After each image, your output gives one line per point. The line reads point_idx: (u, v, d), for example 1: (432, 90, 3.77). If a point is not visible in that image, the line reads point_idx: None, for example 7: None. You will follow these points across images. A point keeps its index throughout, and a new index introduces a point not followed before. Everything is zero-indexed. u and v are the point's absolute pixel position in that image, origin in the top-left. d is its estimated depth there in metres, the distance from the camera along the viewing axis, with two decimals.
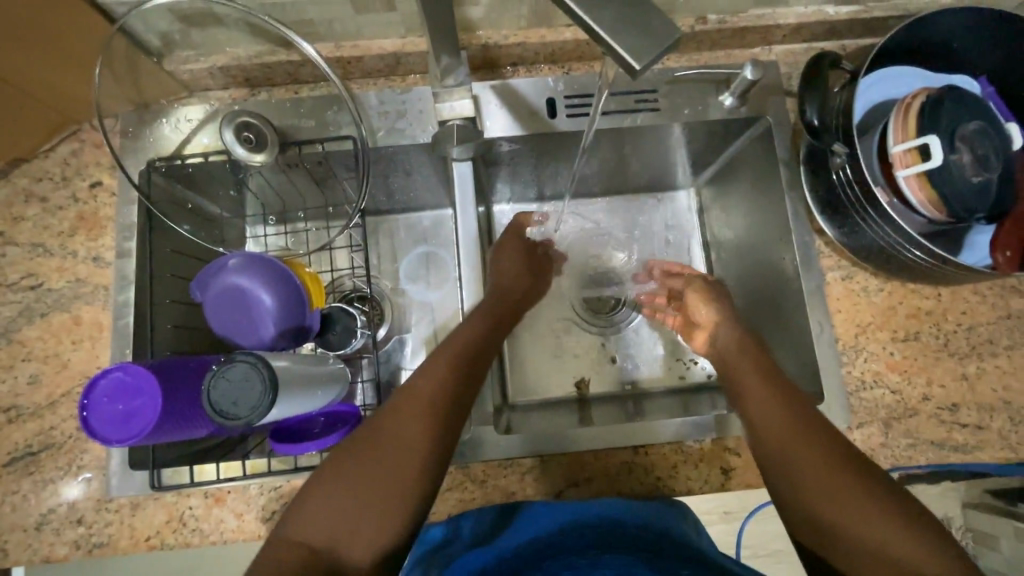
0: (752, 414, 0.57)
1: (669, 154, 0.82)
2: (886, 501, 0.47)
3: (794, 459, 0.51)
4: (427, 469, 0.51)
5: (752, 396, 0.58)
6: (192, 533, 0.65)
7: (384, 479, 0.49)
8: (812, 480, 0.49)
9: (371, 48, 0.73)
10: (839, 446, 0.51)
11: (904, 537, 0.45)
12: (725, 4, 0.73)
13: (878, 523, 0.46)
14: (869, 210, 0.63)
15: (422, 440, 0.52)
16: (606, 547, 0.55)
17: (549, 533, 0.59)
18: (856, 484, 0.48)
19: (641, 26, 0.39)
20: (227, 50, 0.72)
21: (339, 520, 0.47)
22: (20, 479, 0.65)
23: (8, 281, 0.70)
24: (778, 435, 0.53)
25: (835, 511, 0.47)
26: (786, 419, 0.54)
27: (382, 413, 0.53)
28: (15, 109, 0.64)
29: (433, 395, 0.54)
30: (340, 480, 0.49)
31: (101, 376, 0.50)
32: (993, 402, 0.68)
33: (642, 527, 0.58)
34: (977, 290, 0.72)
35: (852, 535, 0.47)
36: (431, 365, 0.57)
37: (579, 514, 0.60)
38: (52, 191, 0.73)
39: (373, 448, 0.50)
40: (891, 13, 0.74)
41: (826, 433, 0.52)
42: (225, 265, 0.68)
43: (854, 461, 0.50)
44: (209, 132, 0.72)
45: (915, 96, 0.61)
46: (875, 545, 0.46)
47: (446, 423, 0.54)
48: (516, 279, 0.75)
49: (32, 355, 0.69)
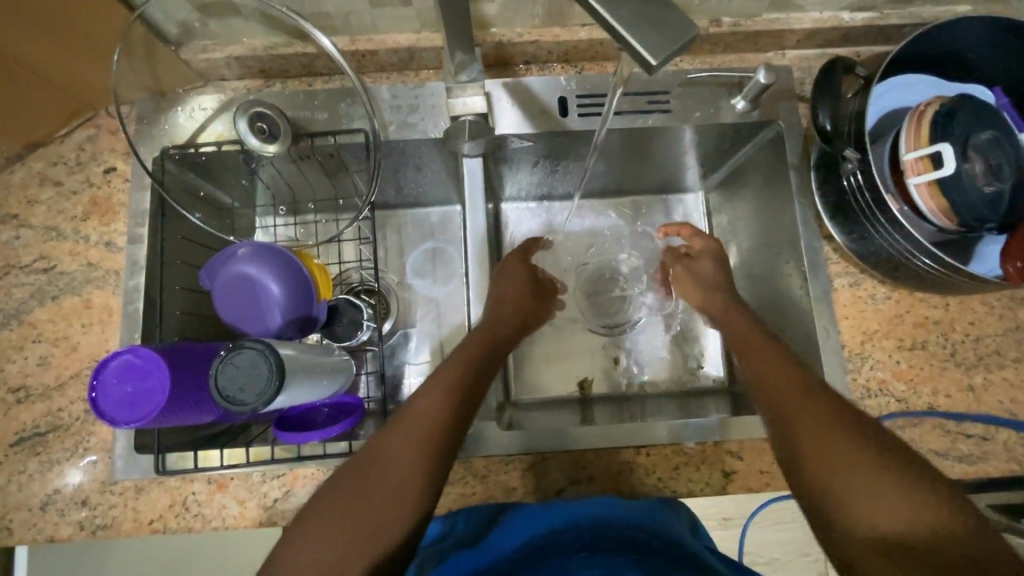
0: (757, 387, 0.56)
1: (678, 158, 0.83)
2: (891, 474, 0.44)
3: (796, 432, 0.50)
4: (428, 478, 0.51)
5: (757, 357, 0.59)
6: (195, 518, 0.65)
7: (385, 493, 0.49)
8: (810, 449, 0.48)
9: (385, 42, 0.73)
10: (846, 416, 0.49)
11: (910, 514, 0.42)
12: (740, 8, 0.73)
13: (880, 497, 0.43)
14: (879, 216, 0.62)
15: (426, 447, 0.52)
16: (594, 549, 0.51)
17: (540, 532, 0.56)
18: (859, 454, 0.46)
19: (662, 22, 0.39)
20: (245, 41, 0.73)
21: (336, 540, 0.46)
22: (26, 459, 0.66)
23: (22, 263, 0.71)
24: (777, 386, 0.54)
25: (830, 476, 0.46)
26: (791, 388, 0.53)
27: (383, 435, 0.53)
28: (32, 93, 0.65)
29: (434, 411, 0.55)
30: (340, 500, 0.49)
31: (111, 358, 0.50)
32: (998, 415, 0.68)
33: (637, 526, 0.55)
34: (986, 301, 0.71)
35: (853, 511, 0.44)
36: (433, 382, 0.58)
37: (572, 516, 0.57)
38: (67, 175, 0.73)
39: (373, 465, 0.51)
40: (906, 22, 0.74)
41: (831, 402, 0.50)
42: (236, 254, 0.68)
43: (860, 432, 0.47)
44: (224, 120, 0.73)
45: (928, 103, 0.61)
46: (877, 523, 0.43)
47: (449, 434, 0.54)
48: (519, 301, 0.74)
49: (43, 336, 0.69)
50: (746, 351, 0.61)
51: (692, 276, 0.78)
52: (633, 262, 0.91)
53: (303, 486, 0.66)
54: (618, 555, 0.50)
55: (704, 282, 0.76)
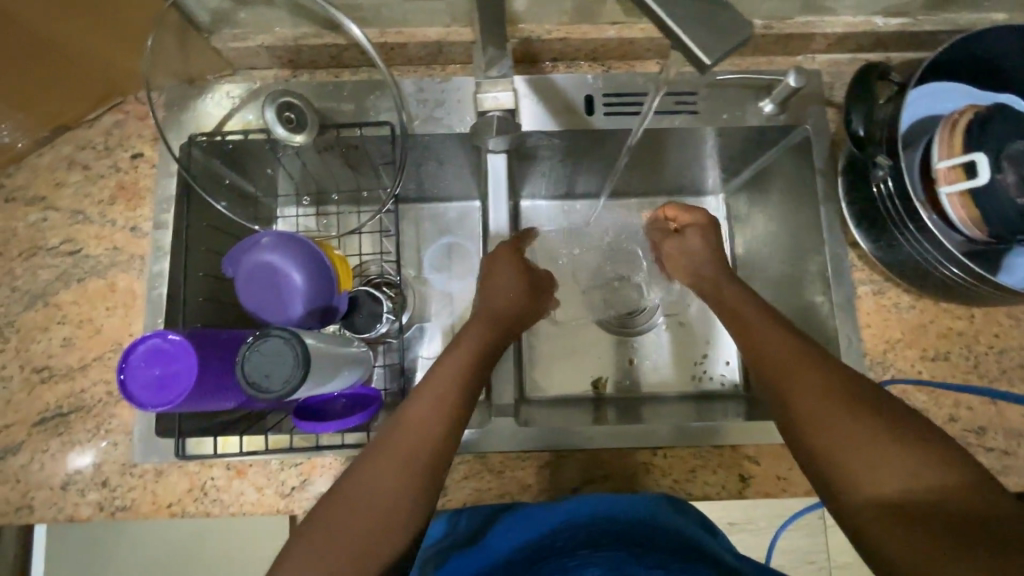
0: (754, 359, 0.55)
1: (701, 160, 0.82)
2: (896, 444, 0.44)
3: (794, 403, 0.49)
4: (434, 454, 0.51)
5: (755, 327, 0.57)
6: (213, 503, 0.66)
7: (392, 476, 0.49)
8: (811, 421, 0.48)
9: (414, 35, 0.73)
10: (845, 384, 0.49)
11: (912, 480, 0.43)
12: (773, 9, 0.72)
13: (882, 465, 0.43)
14: (909, 225, 0.62)
15: (434, 415, 0.53)
16: (597, 547, 0.49)
17: (543, 535, 0.54)
18: (859, 423, 0.46)
19: (715, 23, 0.39)
20: (274, 30, 0.73)
21: (351, 530, 0.47)
22: (48, 439, 0.67)
23: (48, 245, 0.72)
24: (776, 356, 0.53)
25: (831, 448, 0.46)
26: (789, 359, 0.52)
27: (387, 429, 0.53)
28: (64, 76, 0.66)
29: (438, 398, 0.54)
30: (350, 491, 0.49)
31: (140, 342, 0.51)
32: (1021, 429, 0.67)
33: (644, 523, 0.52)
34: (1011, 313, 0.71)
35: (858, 485, 0.44)
36: (437, 369, 0.58)
37: (574, 517, 0.55)
38: (95, 159, 0.74)
39: (379, 457, 0.50)
40: (940, 28, 0.73)
41: (829, 370, 0.50)
42: (259, 242, 0.68)
43: (861, 400, 0.47)
44: (253, 109, 0.73)
45: (962, 112, 0.60)
46: (879, 492, 0.43)
47: (455, 412, 0.54)
48: (524, 291, 0.73)
49: (67, 317, 0.70)
50: (740, 324, 0.60)
51: (682, 252, 0.75)
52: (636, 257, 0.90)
53: (320, 476, 0.67)
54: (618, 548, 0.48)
55: (700, 261, 0.72)
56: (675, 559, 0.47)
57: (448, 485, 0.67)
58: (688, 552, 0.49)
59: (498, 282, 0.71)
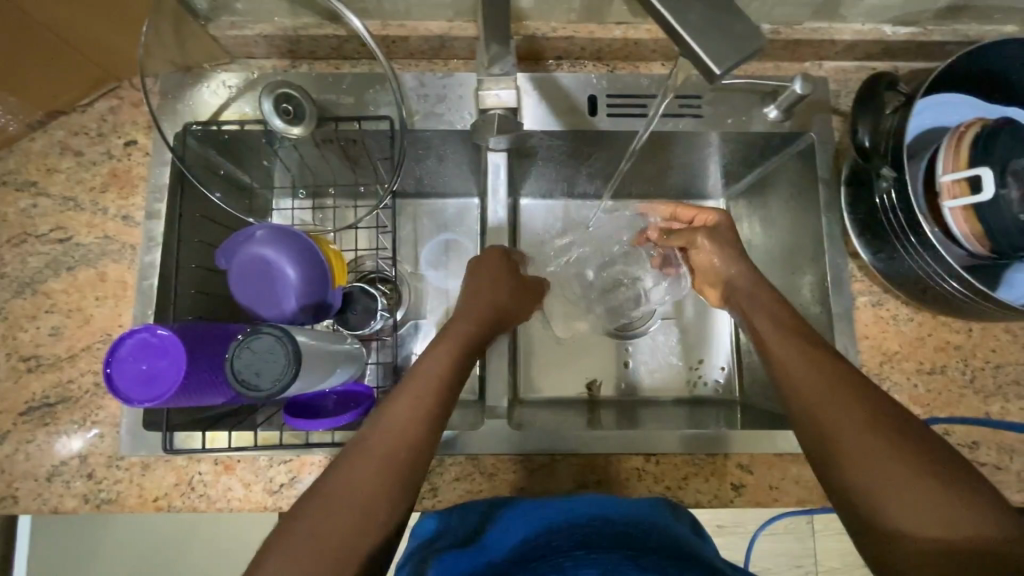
0: (777, 372, 0.53)
1: (704, 162, 0.81)
2: (928, 479, 0.42)
3: (823, 425, 0.47)
4: (413, 465, 0.48)
5: (780, 343, 0.54)
6: (200, 498, 0.65)
7: (368, 486, 0.46)
8: (841, 451, 0.45)
9: (417, 29, 0.72)
10: (876, 411, 0.46)
11: (946, 517, 0.41)
12: (781, 14, 0.72)
13: (913, 499, 0.42)
14: (911, 237, 0.61)
15: (427, 422, 0.50)
16: (590, 546, 0.46)
17: (538, 532, 0.51)
18: (889, 452, 0.43)
19: (728, 30, 0.38)
20: (274, 19, 0.72)
21: (327, 548, 0.43)
22: (35, 429, 0.66)
23: (38, 232, 0.70)
24: (803, 376, 0.50)
25: (863, 482, 0.44)
26: (820, 379, 0.49)
27: (357, 437, 0.49)
28: (56, 60, 0.64)
29: (414, 403, 0.51)
30: (323, 502, 0.45)
31: (128, 336, 0.50)
32: (1016, 445, 0.67)
33: (630, 523, 0.50)
34: (1009, 329, 0.70)
35: (889, 522, 0.42)
36: (409, 371, 0.54)
37: (567, 514, 0.53)
38: (88, 145, 0.73)
39: (348, 467, 0.47)
40: (949, 39, 0.73)
41: (864, 393, 0.47)
42: (253, 236, 0.67)
43: (894, 431, 0.45)
44: (250, 101, 0.72)
45: (968, 125, 0.60)
46: (908, 525, 0.41)
47: (433, 418, 0.51)
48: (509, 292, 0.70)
49: (56, 306, 0.69)
50: (758, 338, 0.57)
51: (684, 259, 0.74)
52: (632, 259, 0.88)
53: (310, 473, 0.66)
54: (616, 548, 0.45)
55: (706, 257, 0.71)
56: (667, 561, 0.44)
57: (439, 486, 0.67)
58: (680, 556, 0.47)
59: (483, 281, 0.68)
